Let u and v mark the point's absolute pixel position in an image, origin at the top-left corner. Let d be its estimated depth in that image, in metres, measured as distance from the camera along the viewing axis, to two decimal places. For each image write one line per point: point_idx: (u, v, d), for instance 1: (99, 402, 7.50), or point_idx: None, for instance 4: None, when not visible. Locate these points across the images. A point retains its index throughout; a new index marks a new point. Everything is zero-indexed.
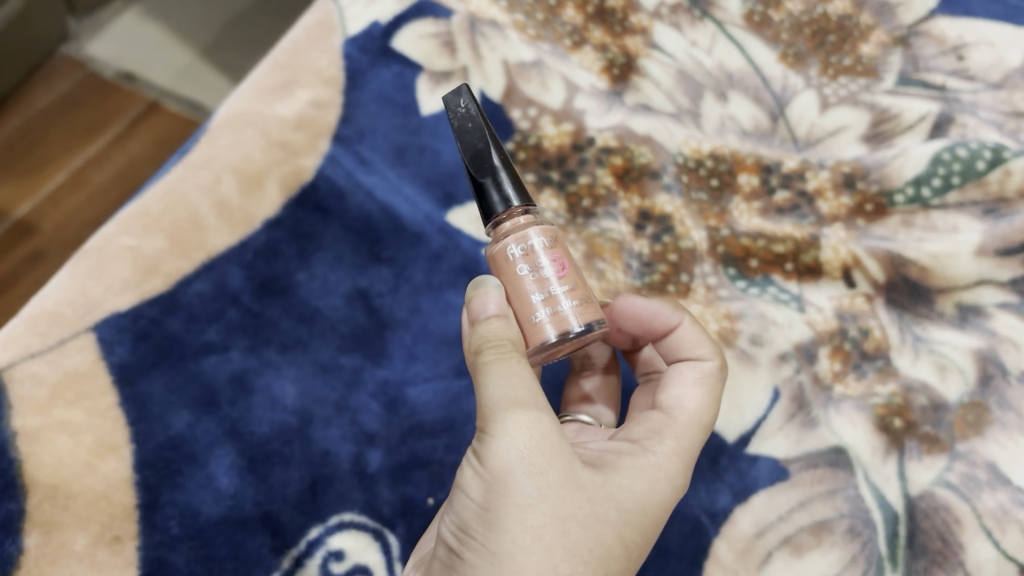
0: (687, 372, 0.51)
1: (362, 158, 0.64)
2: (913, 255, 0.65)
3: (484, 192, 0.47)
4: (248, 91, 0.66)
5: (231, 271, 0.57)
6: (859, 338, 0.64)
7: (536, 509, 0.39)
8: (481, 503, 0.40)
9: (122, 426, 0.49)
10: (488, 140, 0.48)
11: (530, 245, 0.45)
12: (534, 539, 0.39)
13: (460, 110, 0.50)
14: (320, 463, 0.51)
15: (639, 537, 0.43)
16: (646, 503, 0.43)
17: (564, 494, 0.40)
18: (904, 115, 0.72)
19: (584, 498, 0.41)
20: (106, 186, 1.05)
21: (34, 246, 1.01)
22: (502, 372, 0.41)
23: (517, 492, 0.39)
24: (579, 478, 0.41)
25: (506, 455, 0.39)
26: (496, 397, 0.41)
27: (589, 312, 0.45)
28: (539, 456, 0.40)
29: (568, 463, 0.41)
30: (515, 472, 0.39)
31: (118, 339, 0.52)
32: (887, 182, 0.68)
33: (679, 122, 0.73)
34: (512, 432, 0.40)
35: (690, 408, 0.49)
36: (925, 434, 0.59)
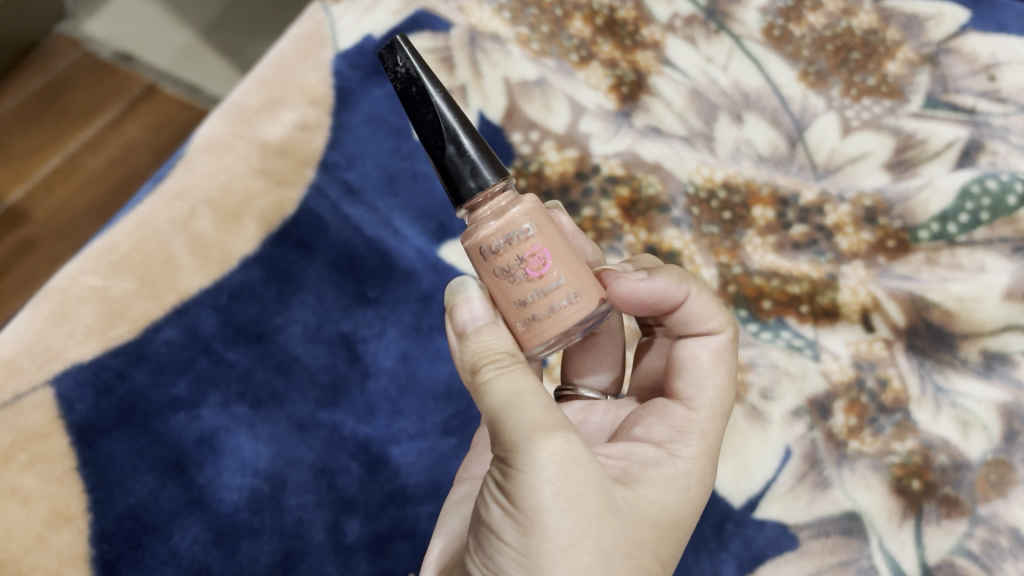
0: (701, 354, 0.44)
1: (349, 187, 0.60)
2: (936, 298, 0.60)
3: (451, 174, 0.38)
4: (229, 111, 0.62)
5: (204, 316, 0.53)
6: (876, 389, 0.59)
7: (578, 549, 0.32)
8: (517, 550, 0.32)
9: (78, 494, 0.46)
10: (437, 104, 0.39)
11: (517, 235, 0.36)
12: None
13: (400, 70, 0.39)
14: (294, 534, 0.48)
15: (673, 548, 0.37)
16: (675, 511, 0.38)
17: (604, 522, 0.33)
18: (930, 141, 0.67)
19: (623, 522, 0.34)
20: (104, 173, 1.02)
21: (25, 233, 0.97)
22: (512, 387, 0.34)
23: (558, 534, 0.32)
24: (614, 499, 0.34)
25: (541, 492, 0.32)
26: (516, 422, 0.33)
27: (591, 302, 0.37)
28: (579, 484, 0.32)
29: (602, 484, 0.34)
30: (555, 510, 0.32)
31: (78, 394, 0.49)
32: (910, 217, 0.63)
33: (691, 147, 0.69)
34: (546, 463, 0.32)
35: (710, 396, 0.43)
36: (944, 496, 0.54)
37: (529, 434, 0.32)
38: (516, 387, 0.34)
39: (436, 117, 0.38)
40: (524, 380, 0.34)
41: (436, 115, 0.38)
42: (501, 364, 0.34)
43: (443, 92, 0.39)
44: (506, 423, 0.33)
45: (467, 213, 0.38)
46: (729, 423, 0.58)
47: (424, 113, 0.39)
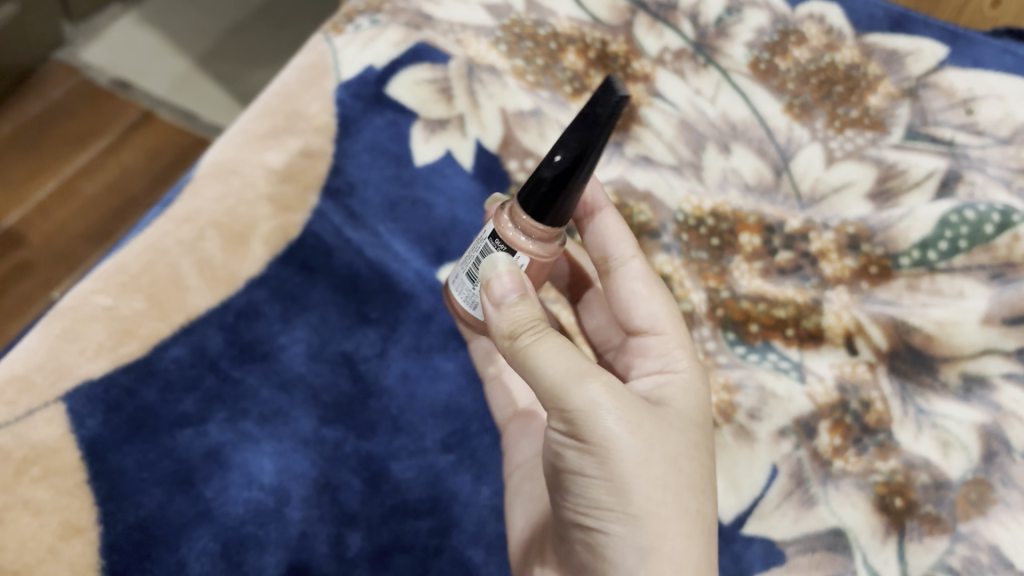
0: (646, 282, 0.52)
1: (351, 213, 0.62)
2: (917, 322, 0.63)
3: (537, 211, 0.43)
4: (234, 137, 0.64)
5: (211, 334, 0.55)
6: (860, 411, 0.60)
7: (651, 459, 0.40)
8: (607, 486, 0.40)
9: (89, 507, 0.47)
10: (593, 155, 0.42)
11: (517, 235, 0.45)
12: (657, 485, 0.40)
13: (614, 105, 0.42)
14: (297, 546, 0.49)
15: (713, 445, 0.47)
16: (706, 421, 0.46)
17: (663, 437, 0.42)
18: (911, 171, 0.70)
19: (675, 432, 0.43)
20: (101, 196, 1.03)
21: (22, 256, 0.97)
22: (561, 360, 0.40)
23: (638, 459, 0.40)
24: (661, 416, 0.43)
25: (613, 426, 0.40)
26: (562, 373, 0.40)
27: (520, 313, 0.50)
28: (638, 413, 0.41)
29: (646, 406, 0.42)
30: (628, 441, 0.40)
31: (89, 410, 0.50)
32: (892, 244, 0.66)
33: (680, 175, 0.71)
34: (614, 402, 0.40)
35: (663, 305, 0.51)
36: (927, 514, 0.56)
37: (587, 388, 0.40)
38: (560, 364, 0.40)
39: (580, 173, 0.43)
40: (554, 349, 0.41)
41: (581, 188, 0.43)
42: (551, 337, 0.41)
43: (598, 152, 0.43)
44: (567, 392, 0.40)
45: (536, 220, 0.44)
46: (719, 442, 0.59)
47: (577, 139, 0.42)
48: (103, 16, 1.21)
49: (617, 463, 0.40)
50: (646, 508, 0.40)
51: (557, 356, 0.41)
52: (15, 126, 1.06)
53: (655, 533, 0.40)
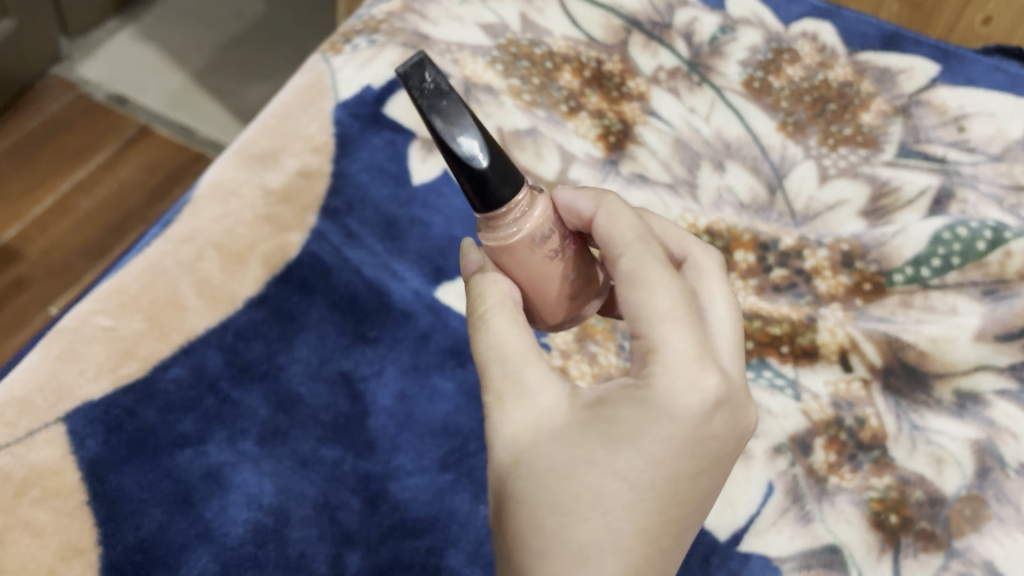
0: (650, 272, 0.39)
1: (349, 232, 0.63)
2: (911, 339, 0.63)
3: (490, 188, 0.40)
4: (233, 157, 0.64)
5: (210, 355, 0.55)
6: (855, 427, 0.61)
7: (561, 471, 0.37)
8: (511, 485, 0.38)
9: (89, 527, 0.48)
10: (472, 121, 0.39)
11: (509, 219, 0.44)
12: (555, 500, 0.37)
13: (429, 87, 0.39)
14: (297, 566, 0.49)
15: (686, 477, 0.37)
16: (670, 453, 0.37)
17: (590, 458, 0.37)
18: (903, 188, 0.70)
19: (618, 464, 0.37)
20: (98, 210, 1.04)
21: (19, 272, 0.98)
22: (506, 343, 0.40)
23: (541, 463, 0.37)
24: (610, 437, 0.37)
25: (521, 424, 0.38)
26: (489, 359, 0.40)
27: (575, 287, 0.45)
28: (561, 414, 0.38)
29: (593, 424, 0.38)
30: (534, 442, 0.38)
31: (90, 431, 0.51)
32: (886, 261, 0.67)
33: (676, 193, 0.71)
34: (534, 399, 0.39)
35: (665, 306, 0.38)
36: (921, 530, 0.57)
37: (510, 378, 0.39)
38: (504, 344, 0.40)
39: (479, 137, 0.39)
40: (506, 330, 0.40)
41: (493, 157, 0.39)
42: (500, 307, 0.41)
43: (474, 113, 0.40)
44: (489, 383, 0.40)
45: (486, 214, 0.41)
46: None
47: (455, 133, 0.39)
48: (101, 30, 1.22)
49: (522, 460, 0.38)
50: (544, 517, 0.37)
51: (506, 336, 0.40)
52: (13, 142, 1.07)
53: (546, 544, 0.36)
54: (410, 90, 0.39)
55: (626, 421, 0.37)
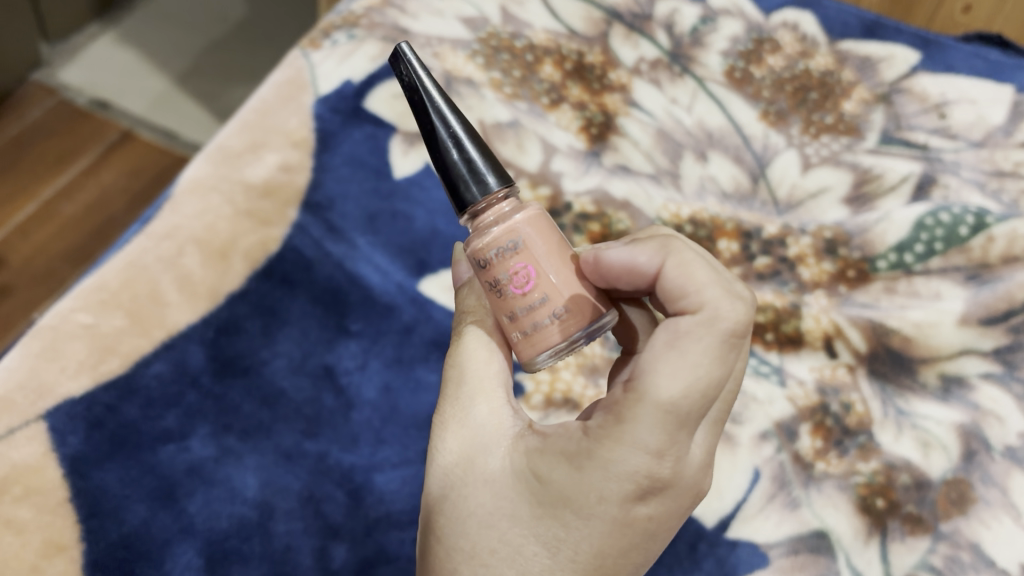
0: (690, 345, 0.36)
1: (331, 226, 0.62)
2: (896, 324, 0.64)
3: (451, 174, 0.41)
4: (213, 153, 0.64)
5: (192, 350, 0.55)
6: (841, 413, 0.61)
7: (482, 519, 0.38)
8: (435, 517, 0.39)
9: (72, 524, 0.47)
10: (443, 115, 0.42)
11: (505, 248, 0.39)
12: (471, 547, 0.38)
13: (406, 76, 0.43)
14: (282, 560, 0.49)
15: (613, 551, 0.37)
16: (595, 528, 0.36)
17: (513, 508, 0.37)
18: (886, 175, 0.70)
19: (536, 516, 0.37)
20: (81, 216, 1.04)
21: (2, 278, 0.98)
22: (466, 368, 0.41)
23: (468, 505, 0.38)
24: (538, 490, 0.37)
25: (457, 457, 0.39)
26: (449, 386, 0.41)
27: (579, 320, 0.40)
28: (501, 457, 0.38)
29: (524, 474, 0.37)
30: (468, 481, 0.38)
31: (71, 428, 0.50)
32: (868, 248, 0.67)
33: (658, 184, 0.71)
34: (475, 437, 0.39)
35: (673, 393, 0.34)
36: (908, 514, 0.57)
37: (459, 407, 0.40)
38: (463, 370, 0.41)
39: (443, 124, 0.41)
40: (476, 351, 0.41)
41: (472, 147, 0.41)
42: (477, 327, 0.42)
43: (453, 106, 0.42)
44: (441, 407, 0.40)
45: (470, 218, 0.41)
46: None
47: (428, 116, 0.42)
48: (82, 34, 1.21)
49: (450, 497, 0.39)
50: (457, 562, 0.38)
51: (472, 361, 0.41)
52: None
53: None
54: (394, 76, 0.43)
55: (554, 484, 0.36)
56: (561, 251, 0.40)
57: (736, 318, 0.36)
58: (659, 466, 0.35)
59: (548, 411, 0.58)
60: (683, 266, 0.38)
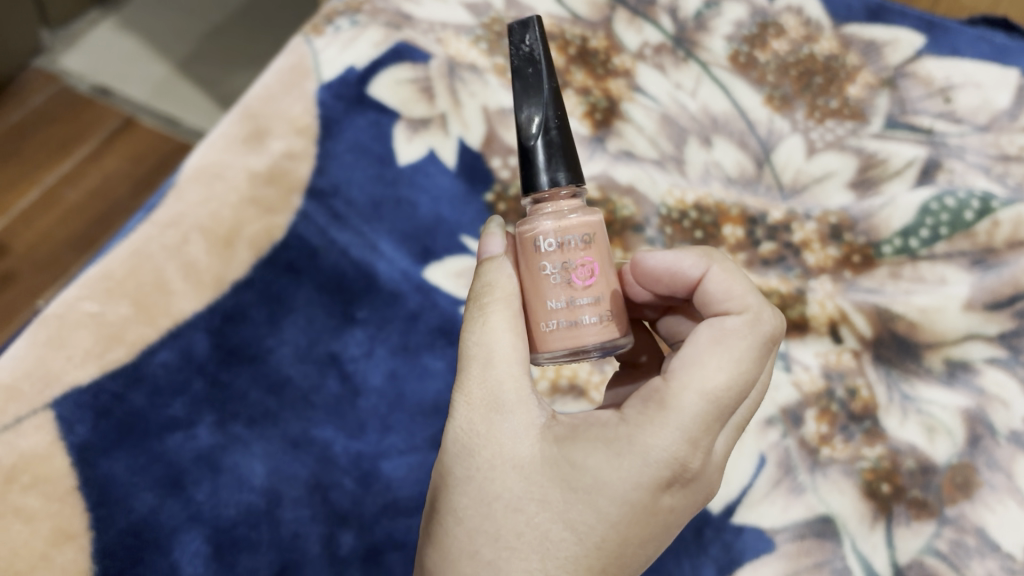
0: (734, 342, 0.39)
1: (335, 213, 0.62)
2: (901, 310, 0.64)
3: (529, 154, 0.42)
4: (217, 141, 0.64)
5: (198, 338, 0.55)
6: (846, 398, 0.62)
7: (511, 503, 0.38)
8: (456, 497, 0.39)
9: (81, 513, 0.48)
10: (547, 101, 0.42)
11: (567, 240, 0.39)
12: (498, 531, 0.38)
13: (523, 49, 0.43)
14: (290, 547, 0.49)
15: (635, 538, 0.38)
16: (624, 515, 0.37)
17: (544, 494, 0.38)
18: (891, 160, 0.70)
19: (567, 501, 0.37)
20: (84, 203, 1.04)
21: (7, 266, 1.00)
22: (494, 348, 0.39)
23: (494, 488, 0.38)
24: (572, 477, 0.37)
25: (485, 440, 0.38)
26: (473, 362, 0.40)
27: (609, 332, 0.40)
28: (531, 443, 0.38)
29: (559, 461, 0.37)
30: (495, 464, 0.38)
31: (78, 416, 0.50)
32: (874, 233, 0.67)
33: (662, 170, 0.72)
34: (504, 422, 0.38)
35: (718, 385, 0.37)
36: (913, 499, 0.57)
37: (486, 388, 0.39)
38: (489, 348, 0.39)
39: (542, 107, 0.42)
40: (502, 331, 0.39)
41: (554, 135, 0.42)
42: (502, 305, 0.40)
43: (553, 90, 0.43)
44: (465, 385, 0.39)
45: (531, 204, 0.42)
46: None
47: (531, 94, 0.43)
48: (83, 20, 1.20)
49: (475, 479, 0.39)
50: (480, 545, 0.38)
51: (497, 338, 0.39)
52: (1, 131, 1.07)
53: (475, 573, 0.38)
54: (511, 44, 0.44)
55: (589, 472, 0.37)
56: (608, 265, 0.41)
57: (772, 324, 0.40)
58: (692, 456, 0.37)
59: (553, 397, 0.58)
60: (729, 272, 0.42)
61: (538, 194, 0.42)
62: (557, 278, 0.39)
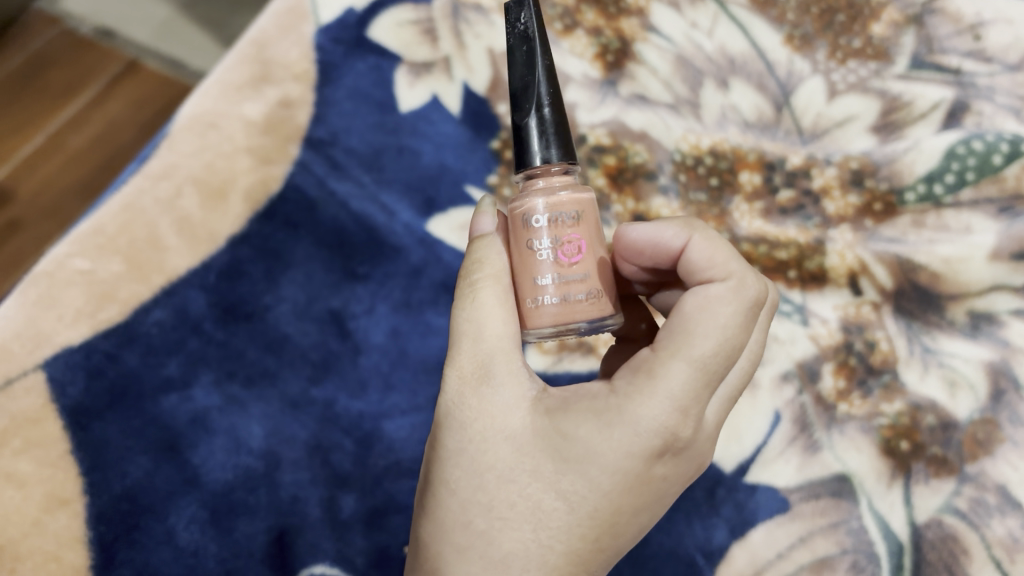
0: (720, 308, 0.37)
1: (335, 163, 0.60)
2: (923, 260, 0.61)
3: (521, 133, 0.40)
4: (211, 88, 0.61)
5: (193, 296, 0.53)
6: (865, 352, 0.60)
7: (503, 475, 0.37)
8: (449, 469, 0.38)
9: (74, 478, 0.47)
10: (541, 78, 0.41)
11: (558, 217, 0.38)
12: (490, 502, 0.37)
13: (518, 26, 0.41)
14: (289, 511, 0.48)
15: (628, 508, 0.37)
16: (616, 485, 0.36)
17: (536, 466, 0.36)
18: (916, 102, 0.66)
19: (558, 473, 0.36)
20: (85, 149, 0.98)
21: (12, 214, 0.95)
22: (484, 321, 0.38)
23: (485, 460, 0.37)
24: (564, 449, 0.36)
25: (476, 413, 0.37)
26: (464, 335, 0.38)
27: (598, 310, 0.39)
28: (522, 414, 0.37)
29: (549, 433, 0.36)
30: (486, 437, 0.37)
31: (70, 378, 0.49)
32: (897, 179, 0.63)
33: (677, 114, 0.68)
34: (495, 394, 0.37)
35: (705, 351, 0.36)
36: (933, 456, 0.56)
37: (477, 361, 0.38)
38: (479, 322, 0.38)
39: (535, 85, 0.40)
40: (492, 307, 0.38)
41: (548, 112, 0.40)
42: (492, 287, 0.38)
43: (546, 65, 0.41)
44: (456, 357, 0.38)
45: (524, 179, 0.41)
46: None
47: (525, 72, 0.41)
48: None
49: (466, 451, 0.37)
50: (472, 515, 0.37)
51: (487, 314, 0.38)
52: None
53: (469, 542, 0.37)
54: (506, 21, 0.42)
55: (579, 444, 0.36)
56: (598, 244, 0.39)
57: (758, 289, 0.39)
58: (683, 424, 0.36)
59: (562, 353, 0.56)
60: (711, 240, 0.40)
61: (530, 170, 0.40)
62: (546, 256, 0.38)
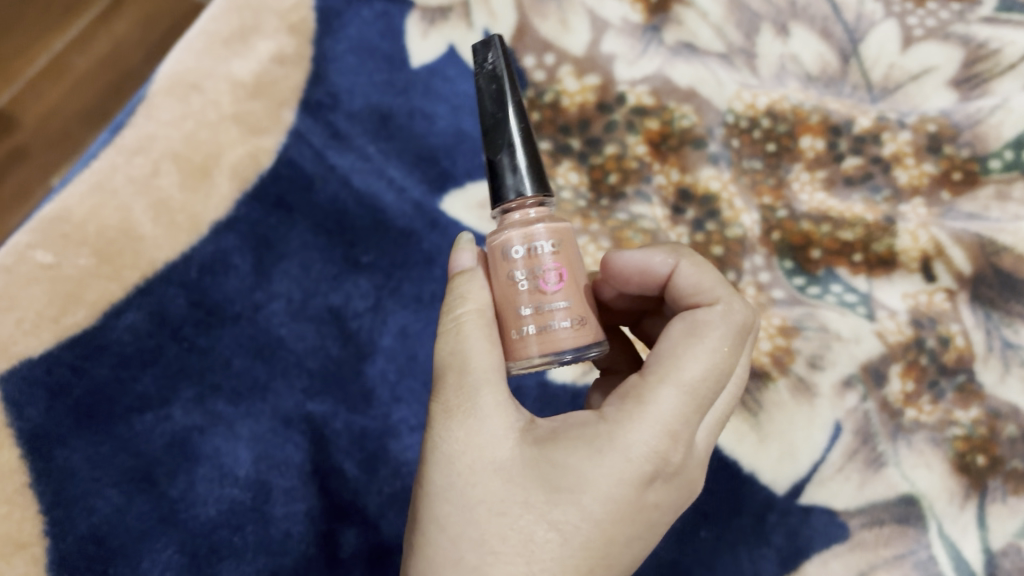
0: (709, 330, 0.32)
1: (335, 131, 0.52)
2: (1008, 242, 0.52)
3: (493, 168, 0.34)
4: (195, 40, 0.52)
5: (172, 296, 0.47)
6: (938, 350, 0.51)
7: (494, 505, 0.30)
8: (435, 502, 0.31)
9: (34, 518, 0.42)
10: (512, 112, 0.35)
11: (535, 247, 0.32)
12: (481, 536, 0.30)
13: (486, 65, 0.36)
14: (280, 551, 0.44)
15: (623, 540, 0.30)
16: (610, 514, 0.30)
17: (529, 495, 0.30)
18: (1004, 51, 0.56)
19: (553, 503, 0.29)
20: (80, 70, 0.72)
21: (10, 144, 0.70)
22: (470, 346, 0.31)
23: (472, 491, 0.30)
24: (561, 476, 0.29)
25: (464, 439, 0.30)
26: (447, 356, 0.32)
27: (585, 340, 0.32)
28: (511, 439, 0.30)
29: (543, 458, 0.30)
30: (474, 465, 0.30)
31: (30, 398, 0.44)
32: (981, 145, 0.54)
33: (729, 66, 0.59)
34: (485, 418, 0.30)
35: (695, 373, 0.30)
36: (1013, 471, 0.49)
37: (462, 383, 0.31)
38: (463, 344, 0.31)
39: (505, 119, 0.34)
40: (477, 340, 0.31)
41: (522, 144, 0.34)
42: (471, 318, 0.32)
43: (520, 105, 0.35)
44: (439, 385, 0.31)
45: (499, 215, 0.34)
46: (772, 400, 0.51)
47: (494, 109, 0.35)
48: None
49: (454, 481, 0.30)
50: (462, 553, 0.30)
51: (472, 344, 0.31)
52: None
53: None
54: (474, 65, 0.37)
55: (575, 469, 0.29)
56: (581, 275, 0.33)
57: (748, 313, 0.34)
58: (673, 449, 0.30)
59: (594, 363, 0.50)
60: (700, 265, 0.36)
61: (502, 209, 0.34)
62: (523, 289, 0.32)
